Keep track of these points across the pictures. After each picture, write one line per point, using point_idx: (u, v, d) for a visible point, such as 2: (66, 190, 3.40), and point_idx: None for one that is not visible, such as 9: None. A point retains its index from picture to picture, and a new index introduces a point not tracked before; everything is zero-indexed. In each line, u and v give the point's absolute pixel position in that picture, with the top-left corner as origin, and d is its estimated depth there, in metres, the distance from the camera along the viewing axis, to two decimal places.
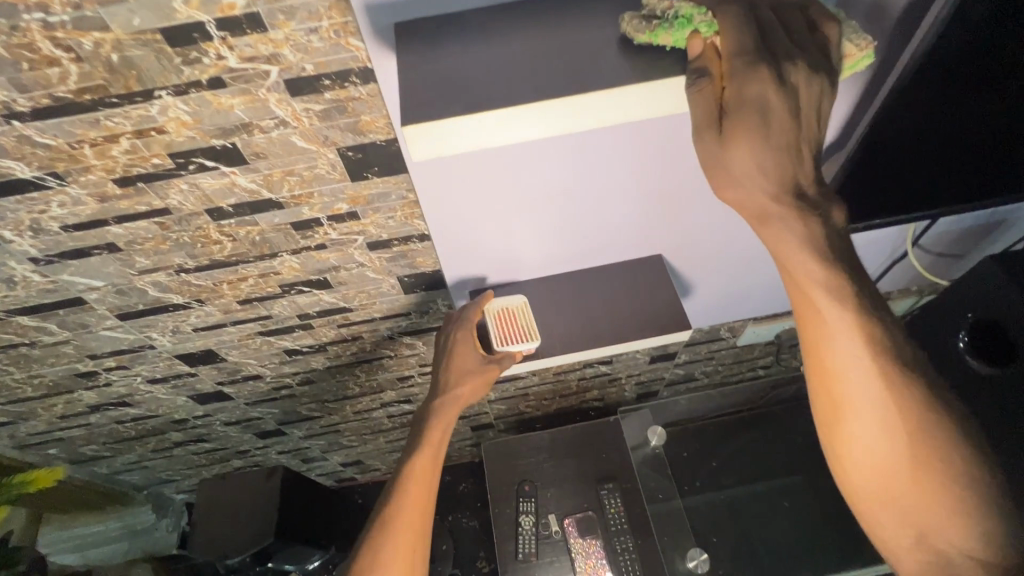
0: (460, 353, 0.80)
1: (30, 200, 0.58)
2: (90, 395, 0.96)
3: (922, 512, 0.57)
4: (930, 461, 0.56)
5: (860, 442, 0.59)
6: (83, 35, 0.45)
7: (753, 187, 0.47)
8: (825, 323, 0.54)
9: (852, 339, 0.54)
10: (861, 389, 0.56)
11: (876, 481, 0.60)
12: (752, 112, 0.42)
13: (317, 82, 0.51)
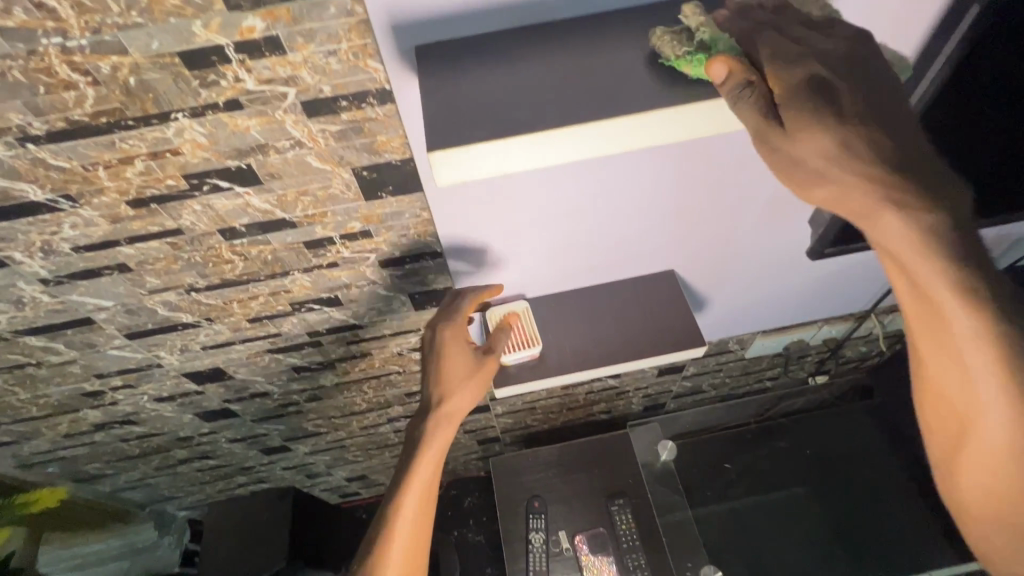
0: (456, 356, 0.73)
1: (41, 221, 0.57)
2: (95, 413, 0.94)
3: None
4: None
5: (983, 457, 0.57)
6: (101, 59, 0.45)
7: (841, 182, 0.42)
8: (958, 339, 0.50)
9: (993, 357, 0.49)
10: (997, 409, 0.52)
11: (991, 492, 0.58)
12: (820, 104, 0.39)
13: (334, 103, 0.51)
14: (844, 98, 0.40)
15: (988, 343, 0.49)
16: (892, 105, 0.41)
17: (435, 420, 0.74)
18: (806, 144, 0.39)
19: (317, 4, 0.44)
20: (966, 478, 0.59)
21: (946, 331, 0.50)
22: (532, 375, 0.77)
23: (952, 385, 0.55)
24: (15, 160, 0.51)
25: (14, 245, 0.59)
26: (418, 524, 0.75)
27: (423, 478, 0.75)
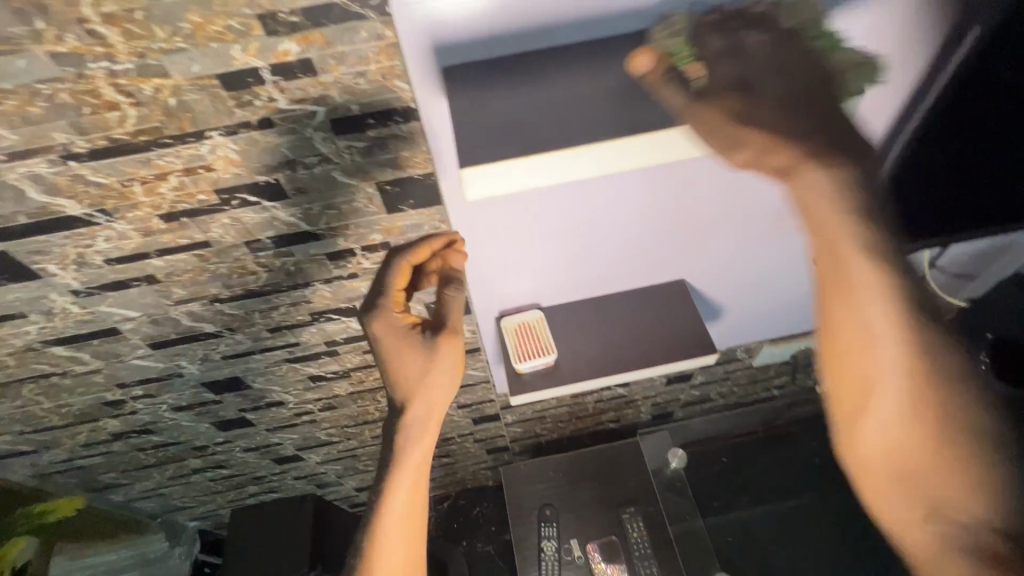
0: (407, 342, 0.67)
1: (77, 235, 0.59)
2: (115, 423, 0.96)
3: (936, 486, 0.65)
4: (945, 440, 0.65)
5: (881, 423, 0.65)
6: (145, 81, 0.47)
7: (754, 147, 0.47)
8: (867, 307, 0.59)
9: (894, 319, 0.59)
10: (894, 370, 0.62)
11: (891, 457, 0.66)
12: (733, 84, 0.45)
13: (361, 121, 0.53)
14: (756, 78, 0.45)
15: (893, 312, 0.59)
16: (812, 83, 0.47)
17: (409, 425, 0.69)
18: (720, 113, 0.44)
19: (350, 29, 0.46)
20: (862, 441, 0.67)
21: (855, 302, 0.60)
22: (547, 382, 0.79)
23: (857, 358, 0.64)
24: (56, 177, 0.53)
25: (49, 258, 0.61)
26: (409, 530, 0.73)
27: (409, 475, 0.71)
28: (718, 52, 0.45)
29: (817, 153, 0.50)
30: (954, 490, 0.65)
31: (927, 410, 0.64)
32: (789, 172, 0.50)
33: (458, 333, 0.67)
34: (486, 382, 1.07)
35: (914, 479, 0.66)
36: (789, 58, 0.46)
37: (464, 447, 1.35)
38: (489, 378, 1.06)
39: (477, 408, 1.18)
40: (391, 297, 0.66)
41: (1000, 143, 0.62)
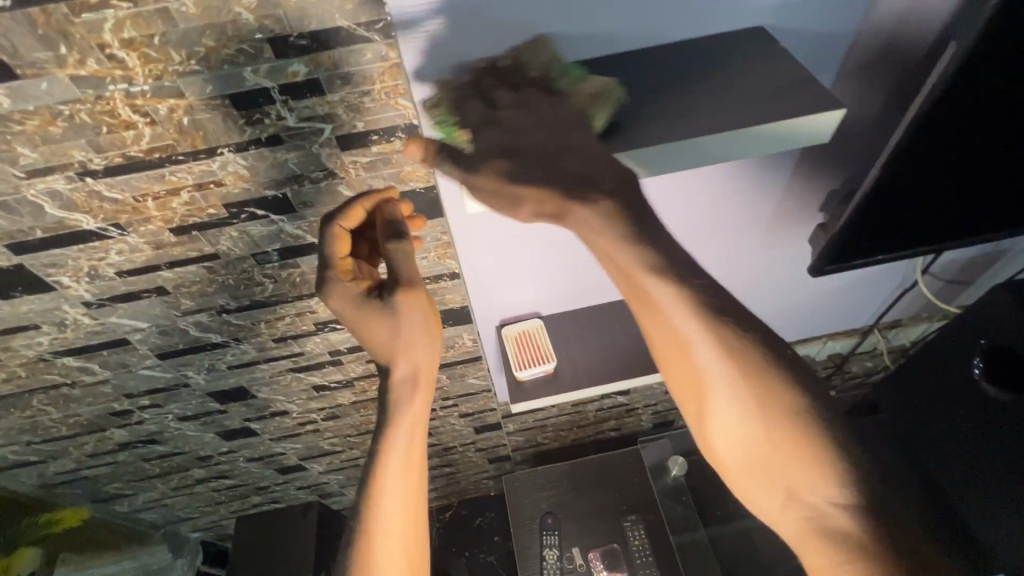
0: (368, 308, 0.61)
1: (91, 249, 0.61)
2: (121, 433, 0.97)
3: (788, 475, 0.51)
4: (770, 417, 0.51)
5: (724, 426, 0.54)
6: (160, 101, 0.49)
7: (532, 199, 0.52)
8: (664, 302, 0.53)
9: (705, 318, 0.53)
10: (711, 358, 0.53)
11: (745, 454, 0.54)
12: (501, 150, 0.52)
13: (366, 137, 0.56)
14: (517, 142, 0.52)
15: (692, 310, 0.53)
16: (559, 137, 0.52)
17: (395, 388, 0.64)
18: (493, 179, 0.52)
19: (355, 51, 0.49)
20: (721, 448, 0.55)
21: (654, 303, 0.54)
22: (547, 390, 0.80)
23: (680, 365, 0.56)
24: (72, 193, 0.55)
25: (64, 270, 0.63)
26: (410, 504, 0.64)
27: (400, 446, 0.64)
28: (480, 121, 0.52)
29: (591, 184, 0.52)
30: (815, 488, 0.49)
31: (759, 396, 0.52)
32: (561, 214, 0.53)
33: (417, 284, 0.62)
34: (487, 391, 1.09)
35: (770, 475, 0.52)
36: (529, 114, 0.52)
37: (466, 456, 1.36)
38: (490, 387, 1.07)
39: (478, 417, 1.19)
40: (338, 266, 0.61)
41: (992, 146, 0.63)
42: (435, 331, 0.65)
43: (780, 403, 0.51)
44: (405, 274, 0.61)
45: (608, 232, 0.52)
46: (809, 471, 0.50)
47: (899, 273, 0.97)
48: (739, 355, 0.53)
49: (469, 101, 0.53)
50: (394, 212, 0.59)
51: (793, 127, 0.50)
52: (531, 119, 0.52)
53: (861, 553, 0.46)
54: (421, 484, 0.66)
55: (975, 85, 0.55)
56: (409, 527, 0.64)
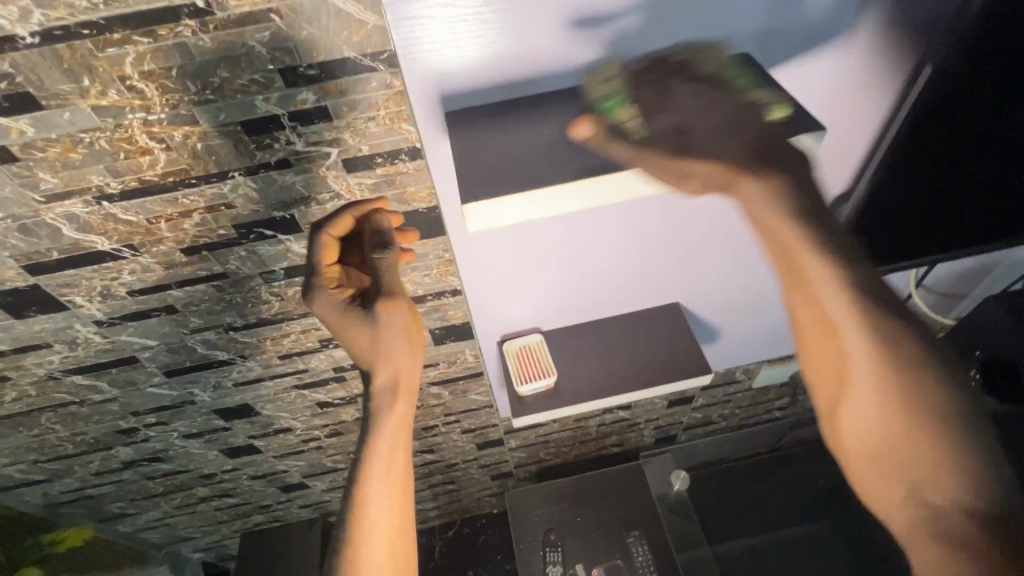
0: (348, 317, 0.63)
1: (105, 269, 0.63)
2: (127, 451, 0.98)
3: (914, 462, 0.59)
4: (909, 407, 0.59)
5: (861, 406, 0.62)
6: (175, 129, 0.52)
7: (702, 176, 0.52)
8: (812, 281, 0.58)
9: (854, 306, 0.58)
10: (863, 345, 0.59)
11: (875, 438, 0.62)
12: (670, 130, 0.51)
13: (370, 160, 0.58)
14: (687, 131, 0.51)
15: (846, 299, 0.58)
16: (739, 116, 0.51)
17: (376, 396, 0.67)
18: (664, 151, 0.50)
19: (362, 80, 0.51)
20: (849, 423, 0.64)
21: (800, 280, 0.59)
22: (548, 404, 0.81)
23: (823, 341, 0.62)
24: (89, 216, 0.57)
25: (77, 290, 0.65)
26: (391, 507, 0.68)
27: (386, 457, 0.67)
28: (648, 110, 0.51)
29: (759, 163, 0.52)
30: (935, 481, 0.58)
31: (902, 389, 0.58)
32: (726, 186, 0.54)
33: (400, 293, 0.62)
34: (489, 406, 1.10)
35: (895, 458, 0.61)
36: (707, 102, 0.51)
37: (469, 473, 1.36)
38: (492, 402, 1.08)
39: (480, 433, 1.20)
40: (325, 274, 0.62)
41: (988, 162, 0.65)
42: (416, 340, 0.68)
43: (919, 393, 0.58)
44: (388, 284, 0.61)
45: (771, 214, 0.56)
46: (926, 458, 0.58)
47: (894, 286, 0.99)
48: (889, 344, 0.58)
49: (646, 88, 0.52)
50: (382, 223, 0.60)
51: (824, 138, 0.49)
52: (705, 106, 0.51)
53: (953, 527, 0.56)
54: (404, 490, 0.69)
55: (963, 88, 0.58)
56: (392, 530, 0.68)
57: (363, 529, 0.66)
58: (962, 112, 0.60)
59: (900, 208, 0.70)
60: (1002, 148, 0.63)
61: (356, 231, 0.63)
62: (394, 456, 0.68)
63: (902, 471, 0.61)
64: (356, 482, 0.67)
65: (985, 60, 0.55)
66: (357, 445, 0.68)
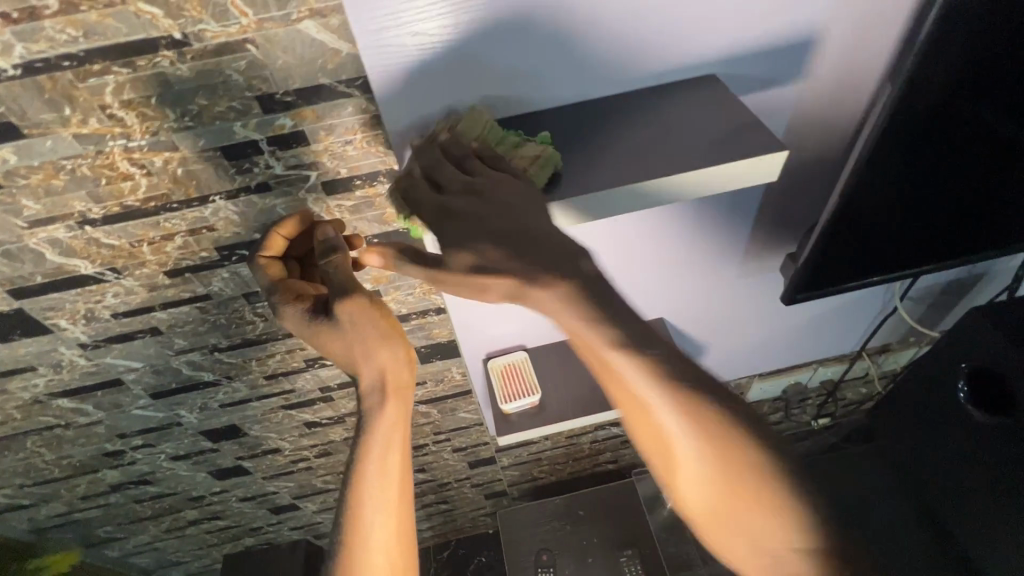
0: (316, 324, 0.56)
1: (88, 292, 0.64)
2: (113, 473, 0.98)
3: (751, 526, 0.47)
4: (733, 465, 0.47)
5: (701, 486, 0.49)
6: (156, 154, 0.53)
7: (500, 285, 0.47)
8: (626, 380, 0.47)
9: (666, 386, 0.46)
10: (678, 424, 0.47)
11: (726, 517, 0.48)
12: (455, 240, 0.47)
13: (349, 182, 0.59)
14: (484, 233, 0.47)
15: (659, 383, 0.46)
16: (500, 208, 0.47)
17: (365, 397, 0.61)
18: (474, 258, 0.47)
19: (337, 105, 0.52)
20: (698, 508, 0.50)
21: (614, 379, 0.47)
22: (532, 422, 0.82)
23: (653, 437, 0.49)
24: (71, 240, 0.58)
25: (61, 313, 0.66)
26: (393, 514, 0.64)
27: (378, 457, 0.62)
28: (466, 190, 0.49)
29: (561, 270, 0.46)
30: (778, 539, 0.46)
31: (726, 454, 0.47)
32: (523, 298, 0.47)
33: (355, 290, 0.55)
34: (480, 425, 1.09)
35: (736, 527, 0.48)
36: (485, 195, 0.48)
37: (462, 492, 1.35)
38: (482, 421, 1.07)
39: (471, 451, 1.19)
40: (282, 286, 0.58)
41: (959, 163, 0.64)
42: (393, 334, 0.59)
43: (722, 454, 0.47)
44: (341, 285, 0.55)
45: (574, 315, 0.46)
46: (755, 513, 0.47)
47: (879, 299, 1.00)
48: (698, 426, 0.47)
49: (417, 186, 0.51)
50: (326, 231, 0.57)
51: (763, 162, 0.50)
52: (489, 201, 0.48)
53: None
54: (403, 489, 0.64)
55: (925, 104, 0.56)
56: (392, 534, 0.63)
57: (361, 534, 0.62)
58: (931, 119, 0.58)
59: (880, 220, 0.68)
60: (971, 147, 0.62)
61: (304, 243, 0.61)
62: (391, 453, 0.63)
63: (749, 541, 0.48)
64: (350, 486, 0.63)
65: (945, 67, 0.54)
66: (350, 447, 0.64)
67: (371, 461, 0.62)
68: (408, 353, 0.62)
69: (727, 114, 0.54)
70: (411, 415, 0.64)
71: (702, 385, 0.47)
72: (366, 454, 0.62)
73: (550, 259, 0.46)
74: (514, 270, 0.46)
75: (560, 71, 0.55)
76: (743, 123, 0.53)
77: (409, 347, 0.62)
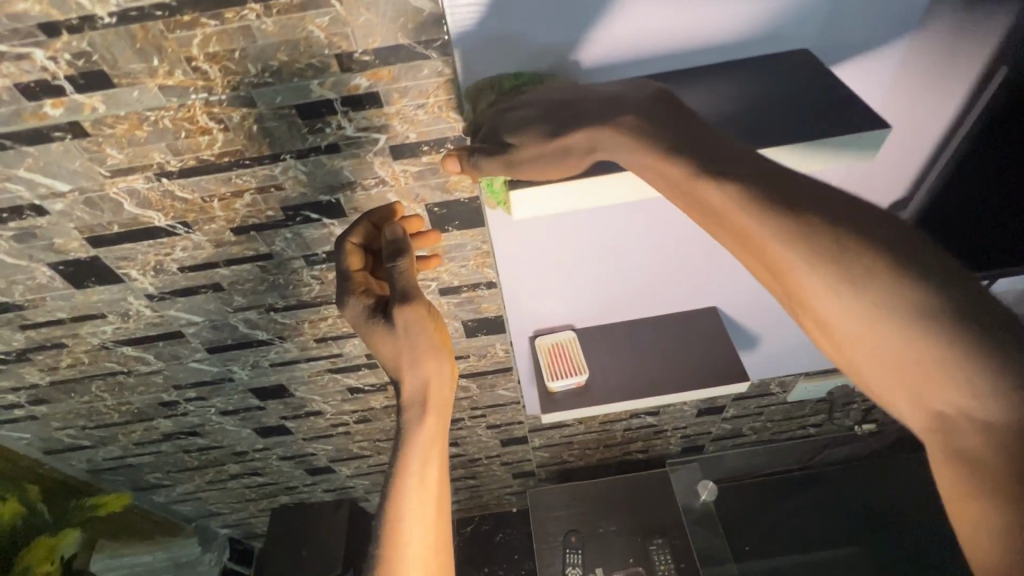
0: (372, 330, 0.62)
1: (159, 244, 0.66)
2: (166, 423, 1.02)
3: (876, 343, 0.45)
4: (854, 280, 0.45)
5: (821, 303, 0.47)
6: (234, 110, 0.54)
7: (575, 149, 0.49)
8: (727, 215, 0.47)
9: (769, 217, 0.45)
10: (781, 249, 0.46)
11: (848, 331, 0.47)
12: (526, 119, 0.49)
13: (417, 147, 0.59)
14: (546, 109, 0.49)
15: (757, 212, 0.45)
16: (558, 100, 0.50)
17: (406, 408, 0.64)
18: (538, 133, 0.48)
19: (413, 67, 0.52)
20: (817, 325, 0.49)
21: (721, 216, 0.47)
22: (578, 403, 0.80)
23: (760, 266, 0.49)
24: (148, 192, 0.60)
25: (133, 264, 0.68)
26: (428, 522, 0.62)
27: (417, 463, 0.62)
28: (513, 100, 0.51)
29: (621, 117, 0.48)
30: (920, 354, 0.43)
31: (844, 273, 0.45)
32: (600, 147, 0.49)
33: (415, 297, 0.60)
34: (516, 403, 1.10)
35: (865, 337, 0.46)
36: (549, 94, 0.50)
37: (490, 469, 1.36)
38: (519, 399, 1.08)
39: (505, 429, 1.20)
40: (354, 280, 0.62)
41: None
42: (443, 348, 0.64)
43: (854, 272, 0.45)
44: (403, 290, 0.60)
45: (657, 168, 0.47)
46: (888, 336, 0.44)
47: None
48: (798, 230, 0.45)
49: (485, 108, 0.53)
50: (395, 231, 0.59)
51: (854, 142, 0.48)
52: (546, 92, 0.50)
53: (951, 401, 0.43)
54: (440, 499, 0.63)
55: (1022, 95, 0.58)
56: (429, 548, 0.61)
57: (398, 546, 0.60)
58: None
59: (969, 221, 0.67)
60: None
61: (377, 239, 0.64)
62: (431, 461, 0.63)
63: (886, 357, 0.45)
64: (390, 495, 0.62)
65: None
66: (391, 458, 0.64)
67: (407, 466, 0.62)
68: (452, 371, 0.67)
69: (811, 96, 0.50)
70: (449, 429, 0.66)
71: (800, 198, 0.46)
72: (405, 461, 0.62)
73: (622, 108, 0.49)
74: (587, 124, 0.48)
75: (640, 41, 0.51)
76: (829, 101, 0.50)
77: (454, 364, 0.67)
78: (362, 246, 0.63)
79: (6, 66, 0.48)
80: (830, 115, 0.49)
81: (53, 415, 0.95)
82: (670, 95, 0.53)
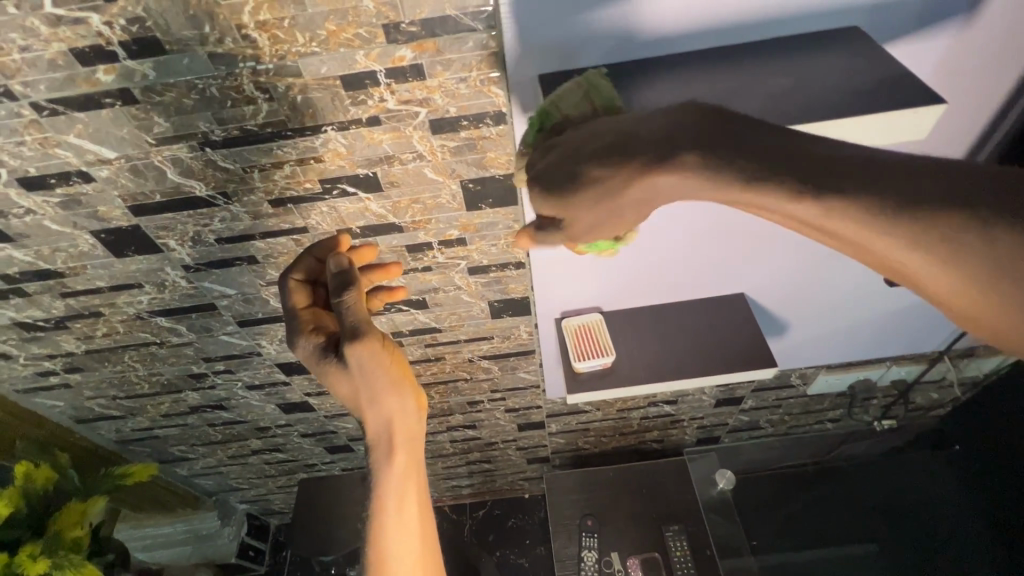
0: (330, 374, 0.59)
1: (199, 215, 0.67)
2: (194, 396, 1.04)
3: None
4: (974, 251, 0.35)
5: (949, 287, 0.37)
6: (280, 80, 0.54)
7: (616, 192, 0.41)
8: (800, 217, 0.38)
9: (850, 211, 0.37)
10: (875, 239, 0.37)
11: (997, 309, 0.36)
12: (567, 177, 0.42)
13: (456, 123, 0.59)
14: (577, 160, 0.42)
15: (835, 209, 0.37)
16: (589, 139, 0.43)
17: (373, 450, 0.61)
18: (594, 190, 0.41)
19: (459, 39, 0.52)
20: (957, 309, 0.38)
21: (823, 232, 0.39)
22: (604, 382, 0.81)
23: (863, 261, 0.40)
24: (192, 161, 0.61)
25: (172, 234, 0.70)
26: (414, 559, 0.61)
27: (393, 505, 0.60)
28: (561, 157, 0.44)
29: (675, 146, 0.39)
30: None
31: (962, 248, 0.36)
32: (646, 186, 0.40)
33: (365, 331, 0.57)
34: (536, 387, 1.10)
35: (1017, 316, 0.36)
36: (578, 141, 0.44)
37: (506, 454, 1.38)
38: (540, 382, 1.08)
39: (523, 413, 1.20)
40: (302, 317, 0.62)
41: None
42: (403, 382, 0.61)
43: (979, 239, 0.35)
44: (353, 325, 0.57)
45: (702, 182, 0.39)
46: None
47: None
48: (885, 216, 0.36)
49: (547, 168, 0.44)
50: (341, 262, 0.59)
51: (913, 116, 0.46)
52: (588, 133, 0.43)
53: None
54: (425, 534, 0.62)
55: None
56: None
57: None
58: None
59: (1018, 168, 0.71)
60: None
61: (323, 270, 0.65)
62: (408, 499, 0.61)
63: None
64: (371, 538, 0.61)
65: None
66: (365, 499, 0.62)
67: (383, 512, 0.60)
68: (417, 402, 0.63)
69: (866, 71, 0.49)
70: (422, 463, 0.63)
71: (913, 190, 0.36)
72: (380, 505, 0.60)
73: (665, 132, 0.40)
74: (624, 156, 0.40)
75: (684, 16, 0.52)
76: (886, 76, 0.49)
77: (418, 396, 0.63)
78: (308, 281, 0.64)
79: (63, 30, 0.49)
80: (886, 90, 0.48)
81: (86, 384, 0.97)
82: (714, 71, 0.53)
